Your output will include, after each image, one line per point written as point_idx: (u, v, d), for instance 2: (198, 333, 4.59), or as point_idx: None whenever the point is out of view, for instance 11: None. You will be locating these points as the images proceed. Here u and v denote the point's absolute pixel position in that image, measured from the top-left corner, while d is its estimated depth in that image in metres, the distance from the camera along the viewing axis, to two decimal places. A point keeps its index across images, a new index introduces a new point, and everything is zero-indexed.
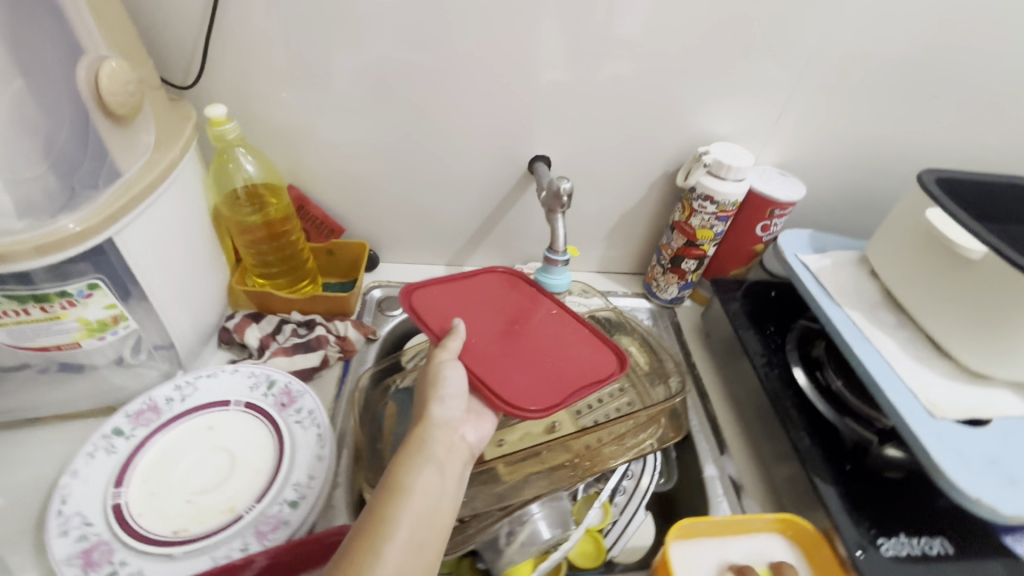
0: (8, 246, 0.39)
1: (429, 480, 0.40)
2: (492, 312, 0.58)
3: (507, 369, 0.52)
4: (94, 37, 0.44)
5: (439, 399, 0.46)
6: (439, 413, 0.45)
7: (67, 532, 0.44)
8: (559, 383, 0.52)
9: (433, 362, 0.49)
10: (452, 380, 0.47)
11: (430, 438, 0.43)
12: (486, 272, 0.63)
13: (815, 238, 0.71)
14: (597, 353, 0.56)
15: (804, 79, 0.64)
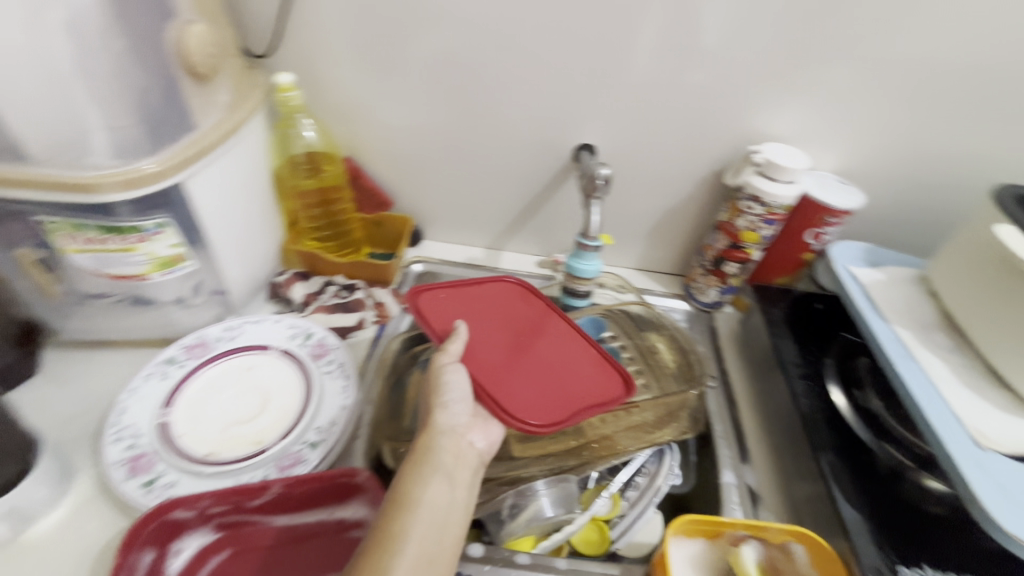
0: (97, 179, 0.45)
1: (437, 490, 0.42)
2: (498, 323, 0.59)
3: (509, 377, 0.53)
4: (185, 4, 0.49)
5: (443, 406, 0.49)
6: (444, 421, 0.48)
7: (119, 440, 0.49)
8: (560, 401, 0.53)
9: (433, 367, 0.51)
10: (455, 386, 0.50)
11: (436, 447, 0.45)
12: (499, 281, 0.64)
13: (871, 252, 0.67)
14: (601, 373, 0.56)
15: (873, 81, 0.60)
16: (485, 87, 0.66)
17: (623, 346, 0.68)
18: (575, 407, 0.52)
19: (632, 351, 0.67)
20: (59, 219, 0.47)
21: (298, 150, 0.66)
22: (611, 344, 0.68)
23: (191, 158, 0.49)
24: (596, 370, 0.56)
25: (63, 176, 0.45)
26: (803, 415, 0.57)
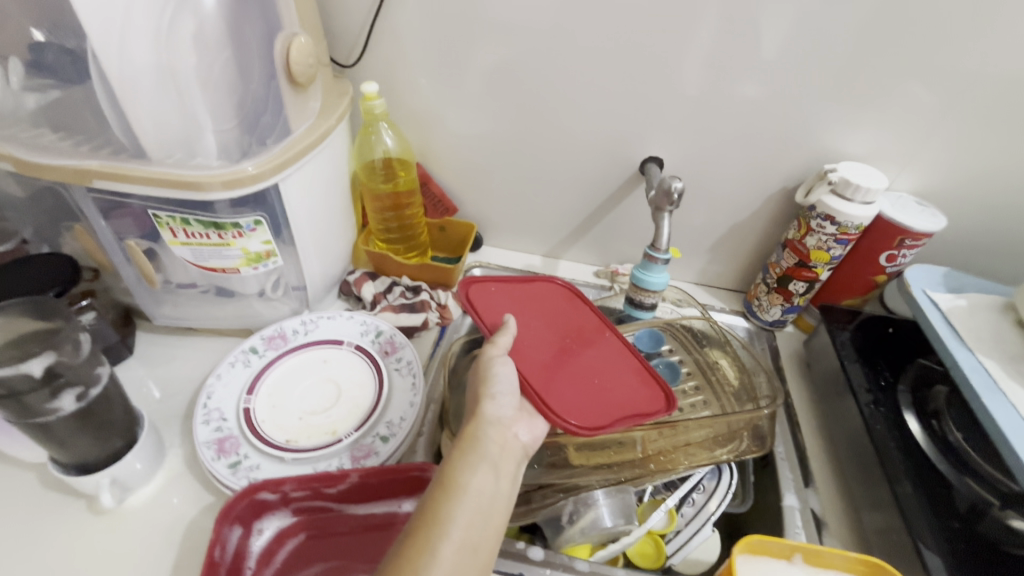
0: (203, 178, 0.48)
1: (483, 479, 0.42)
2: (545, 322, 0.60)
3: (553, 377, 0.54)
4: (291, 18, 0.53)
5: (491, 397, 0.49)
6: (491, 411, 0.48)
7: (208, 422, 0.53)
8: (600, 408, 0.52)
9: (483, 358, 0.52)
10: (502, 378, 0.50)
11: (483, 436, 0.45)
12: (548, 281, 0.65)
13: (950, 276, 0.64)
14: (644, 385, 0.55)
15: (964, 103, 0.58)
16: (555, 100, 0.67)
17: (682, 360, 0.68)
18: (615, 416, 0.52)
19: (690, 365, 0.67)
20: (168, 214, 0.51)
21: (377, 155, 0.70)
22: (669, 358, 0.68)
23: (288, 162, 0.53)
24: (638, 382, 0.55)
25: (176, 174, 0.48)
26: (876, 444, 0.55)
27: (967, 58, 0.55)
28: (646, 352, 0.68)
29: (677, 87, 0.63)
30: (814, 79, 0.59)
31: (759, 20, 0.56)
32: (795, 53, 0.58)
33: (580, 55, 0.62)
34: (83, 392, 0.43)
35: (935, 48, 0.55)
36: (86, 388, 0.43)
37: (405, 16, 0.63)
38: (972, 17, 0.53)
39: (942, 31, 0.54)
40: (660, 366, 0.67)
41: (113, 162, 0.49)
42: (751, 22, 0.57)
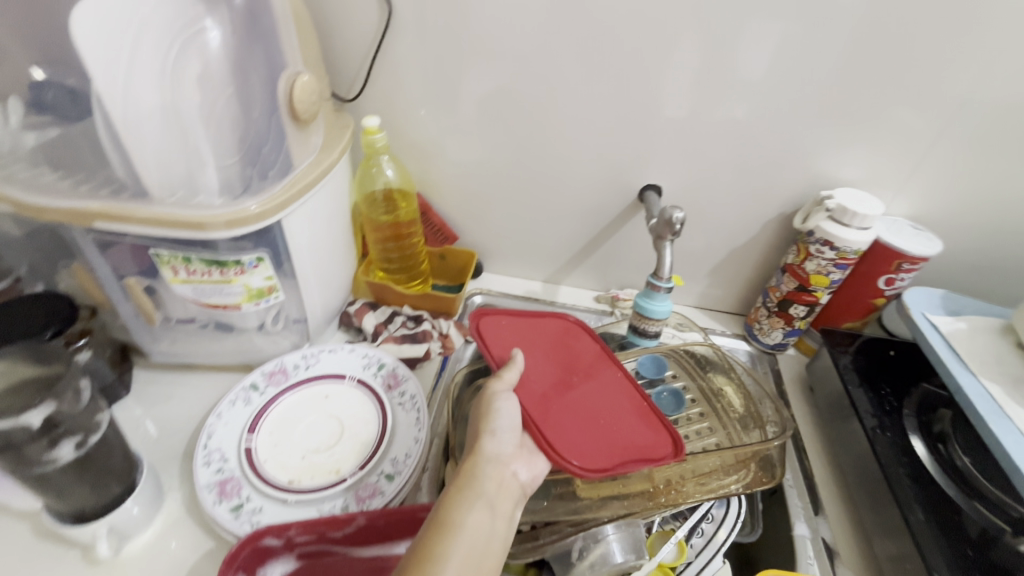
0: (207, 219, 0.48)
1: (478, 518, 0.43)
2: (552, 357, 0.59)
3: (556, 414, 0.53)
4: (295, 56, 0.53)
5: (490, 433, 0.48)
6: (490, 447, 0.47)
7: (208, 463, 0.52)
8: (605, 448, 0.52)
9: (486, 393, 0.52)
10: (504, 414, 0.50)
11: (481, 473, 0.45)
12: (558, 315, 0.65)
13: (948, 299, 0.64)
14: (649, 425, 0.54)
15: (955, 130, 0.59)
16: (555, 131, 0.68)
17: (685, 386, 0.67)
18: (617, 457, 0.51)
19: (695, 392, 0.67)
20: (170, 253, 0.51)
21: (377, 186, 0.70)
22: (673, 384, 0.67)
23: (292, 198, 0.53)
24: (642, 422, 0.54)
25: (179, 215, 0.48)
26: (886, 471, 0.55)
27: (957, 88, 0.57)
28: (650, 379, 0.67)
29: (676, 116, 0.64)
30: (809, 108, 0.61)
31: (755, 52, 0.58)
32: (790, 83, 0.59)
33: (579, 87, 0.63)
34: (82, 440, 0.41)
35: (926, 77, 0.57)
36: (85, 436, 0.42)
37: (407, 50, 0.64)
38: (961, 48, 0.54)
39: (932, 61, 0.55)
40: (665, 394, 0.66)
41: (113, 203, 0.49)
42: (746, 55, 0.58)
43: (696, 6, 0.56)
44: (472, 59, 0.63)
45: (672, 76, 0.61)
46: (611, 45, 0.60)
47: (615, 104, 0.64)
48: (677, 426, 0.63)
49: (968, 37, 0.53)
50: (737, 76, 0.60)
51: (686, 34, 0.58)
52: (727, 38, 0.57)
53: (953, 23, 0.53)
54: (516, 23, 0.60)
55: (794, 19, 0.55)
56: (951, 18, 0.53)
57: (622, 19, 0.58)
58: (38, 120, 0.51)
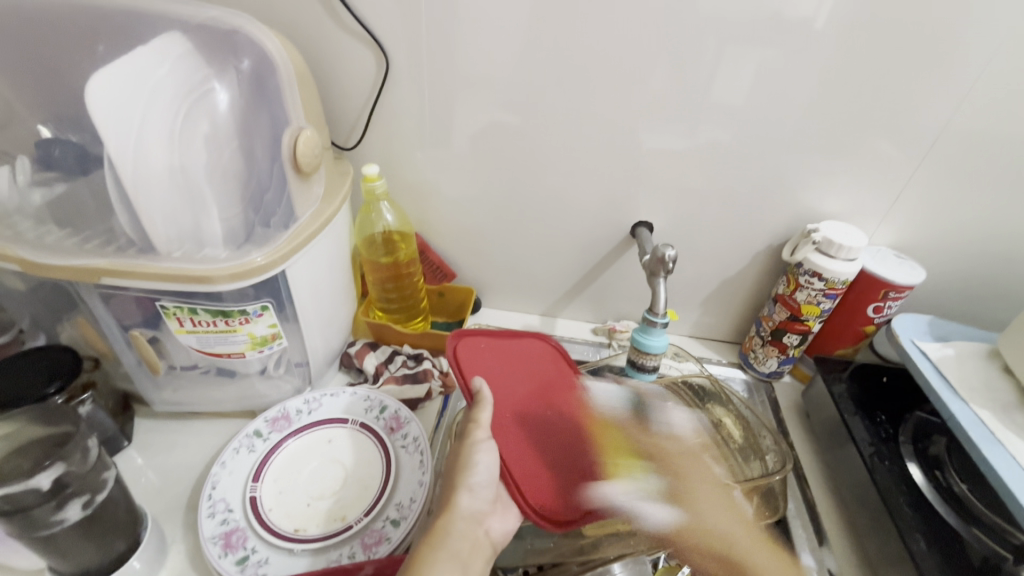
0: (213, 271, 0.48)
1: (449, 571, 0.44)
2: (525, 388, 0.63)
3: (524, 460, 0.57)
4: (298, 111, 0.55)
5: (468, 489, 0.51)
6: (466, 502, 0.50)
7: (213, 514, 0.52)
8: (566, 494, 0.56)
9: (467, 442, 0.53)
10: (482, 470, 0.52)
11: (451, 531, 0.48)
12: (537, 340, 0.68)
13: (934, 325, 0.66)
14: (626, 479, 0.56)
15: (929, 162, 0.63)
16: (547, 170, 0.70)
17: (688, 415, 0.66)
18: (576, 504, 0.56)
19: (697, 421, 0.66)
20: (175, 304, 0.52)
21: (376, 228, 0.72)
22: (676, 412, 0.66)
23: (295, 249, 0.53)
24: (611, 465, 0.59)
25: (185, 270, 0.48)
26: (886, 501, 0.56)
27: (926, 123, 0.60)
28: (651, 409, 0.67)
29: (663, 155, 0.66)
30: (790, 144, 0.64)
31: (735, 94, 0.61)
32: (771, 122, 0.62)
33: (569, 129, 0.66)
34: (88, 499, 0.42)
35: (896, 115, 0.60)
36: (91, 494, 0.42)
37: (403, 99, 0.67)
38: (927, 88, 0.58)
39: (901, 100, 0.59)
40: (667, 422, 0.65)
41: (121, 261, 0.49)
42: (728, 99, 0.61)
43: (678, 55, 0.59)
44: (467, 106, 0.66)
45: (658, 118, 0.64)
46: (598, 91, 0.63)
47: (605, 144, 0.67)
48: (682, 457, 0.61)
49: (933, 78, 0.57)
50: (719, 117, 0.63)
51: (669, 79, 0.61)
52: (709, 83, 0.60)
53: (918, 66, 0.56)
54: (507, 72, 0.63)
55: (769, 67, 0.59)
56: (916, 62, 0.56)
57: (608, 67, 0.61)
58: (47, 177, 0.52)
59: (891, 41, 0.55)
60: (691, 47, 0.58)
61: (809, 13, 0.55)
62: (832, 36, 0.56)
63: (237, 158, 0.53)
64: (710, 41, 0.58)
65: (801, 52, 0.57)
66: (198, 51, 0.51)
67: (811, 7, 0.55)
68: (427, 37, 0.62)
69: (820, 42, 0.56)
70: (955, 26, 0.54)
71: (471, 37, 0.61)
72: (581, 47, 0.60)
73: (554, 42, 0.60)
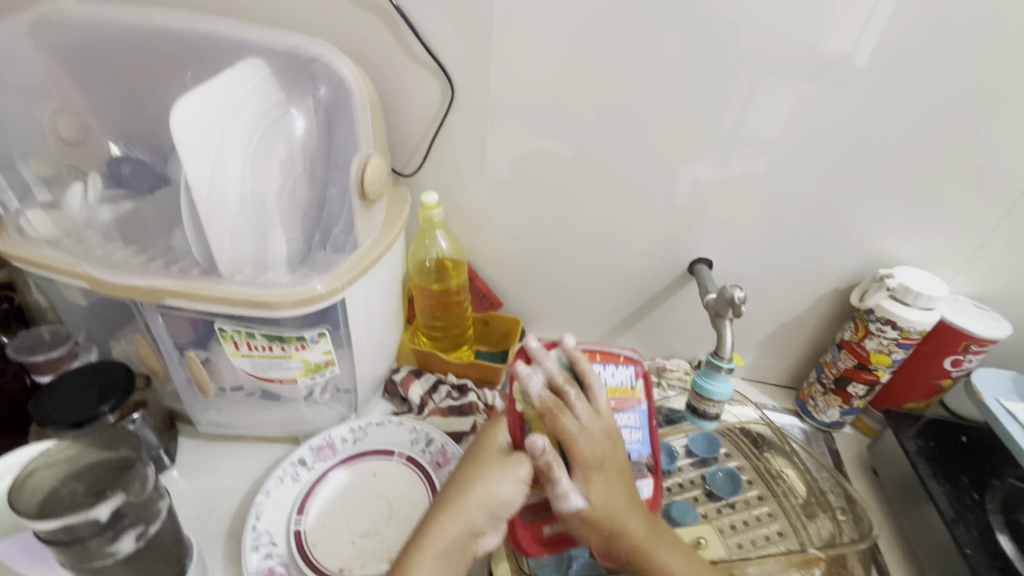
0: (275, 297, 0.47)
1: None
2: None
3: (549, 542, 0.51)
4: (367, 138, 0.54)
5: (487, 511, 0.46)
6: (479, 520, 0.45)
7: (258, 548, 0.51)
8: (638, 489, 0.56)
9: (506, 462, 0.47)
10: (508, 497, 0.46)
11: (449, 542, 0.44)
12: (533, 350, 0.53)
13: (1019, 382, 0.61)
14: (613, 530, 0.46)
15: (1005, 202, 0.59)
16: (595, 198, 0.68)
17: (741, 466, 0.63)
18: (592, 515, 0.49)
19: (752, 472, 0.63)
20: (234, 328, 0.51)
21: (429, 256, 0.71)
22: (727, 464, 0.64)
23: (355, 278, 0.52)
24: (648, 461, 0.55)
25: (248, 294, 0.47)
26: (976, 574, 0.51)
27: (995, 162, 0.57)
28: (702, 458, 0.64)
29: (712, 188, 0.65)
30: (850, 184, 0.61)
31: (780, 131, 0.59)
32: (843, 162, 0.60)
33: (615, 158, 0.65)
34: (142, 530, 0.41)
35: (961, 154, 0.57)
36: (145, 526, 0.42)
37: (451, 126, 0.66)
38: (1016, 132, 0.55)
39: (988, 144, 0.56)
40: (720, 474, 0.62)
41: (187, 281, 0.48)
42: (798, 136, 0.59)
43: (748, 92, 0.57)
44: (511, 132, 0.65)
45: (710, 150, 0.62)
46: (662, 126, 0.61)
47: (654, 174, 0.65)
48: (734, 510, 0.59)
49: (996, 117, 0.54)
50: (770, 152, 0.61)
51: (721, 111, 0.59)
52: (765, 117, 0.59)
53: (979, 103, 0.54)
54: (551, 99, 0.62)
55: (844, 106, 0.56)
56: (977, 99, 0.54)
57: (654, 96, 0.59)
58: (116, 194, 0.53)
59: (952, 79, 0.53)
60: (740, 82, 0.57)
61: (854, 44, 0.53)
62: (885, 74, 0.54)
63: (302, 182, 0.54)
64: (756, 74, 0.56)
65: (856, 91, 0.55)
66: (277, 76, 0.52)
67: (849, 43, 0.53)
68: (472, 63, 0.61)
69: (875, 80, 0.55)
70: (1012, 63, 0.52)
71: (515, 64, 0.60)
72: (637, 76, 0.59)
73: (598, 70, 0.59)
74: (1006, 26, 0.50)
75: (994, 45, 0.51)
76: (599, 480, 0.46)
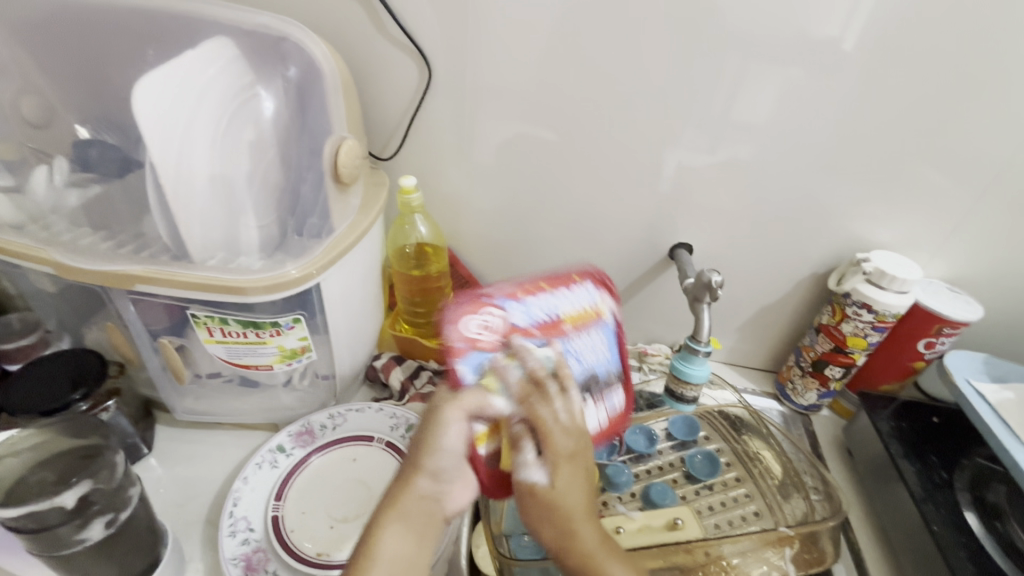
0: (247, 282, 0.47)
1: (396, 544, 0.43)
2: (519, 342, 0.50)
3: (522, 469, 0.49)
4: (341, 120, 0.53)
5: (431, 474, 0.45)
6: (426, 486, 0.45)
7: (235, 534, 0.51)
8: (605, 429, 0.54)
9: (436, 417, 0.46)
10: (451, 444, 0.45)
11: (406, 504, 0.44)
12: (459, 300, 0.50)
13: (990, 364, 0.62)
14: (571, 543, 0.45)
15: (980, 186, 0.59)
16: (576, 183, 0.68)
17: (719, 449, 0.64)
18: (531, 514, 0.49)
19: (729, 455, 0.63)
20: (207, 314, 0.50)
21: (409, 241, 0.71)
22: (706, 446, 0.64)
23: (330, 263, 0.51)
24: (617, 373, 0.54)
25: (220, 278, 0.47)
26: (943, 551, 0.52)
27: (975, 148, 0.57)
28: (681, 441, 0.64)
29: (694, 172, 0.64)
30: (831, 168, 0.61)
31: (760, 115, 0.59)
32: (821, 146, 0.60)
33: (599, 143, 0.64)
34: (112, 517, 0.41)
35: (941, 140, 0.57)
36: (115, 513, 0.41)
37: (430, 109, 0.65)
38: (992, 116, 0.55)
39: (965, 128, 0.56)
40: (698, 457, 0.62)
41: (156, 267, 0.47)
42: (777, 120, 0.59)
43: (727, 75, 0.57)
44: (491, 115, 0.64)
45: (691, 134, 0.62)
46: (642, 110, 0.61)
47: (635, 159, 0.64)
48: (711, 492, 0.59)
49: (972, 100, 0.54)
50: (750, 136, 0.60)
51: (702, 95, 0.59)
52: (745, 101, 0.58)
53: (962, 89, 0.54)
54: (534, 83, 0.61)
55: (822, 89, 0.56)
56: (960, 85, 0.54)
57: (638, 81, 0.59)
58: (84, 178, 0.52)
59: (930, 62, 0.53)
60: (720, 65, 0.57)
61: (837, 29, 0.53)
62: (870, 59, 0.54)
63: (274, 166, 0.53)
64: (744, 59, 0.56)
65: (835, 75, 0.55)
66: (246, 57, 0.51)
67: (838, 27, 0.53)
68: (450, 45, 0.60)
69: (855, 63, 0.54)
70: (990, 47, 0.52)
71: (498, 46, 0.59)
72: (617, 59, 0.58)
73: (583, 54, 0.58)
74: (989, 10, 0.50)
75: (979, 30, 0.51)
76: (560, 436, 0.47)
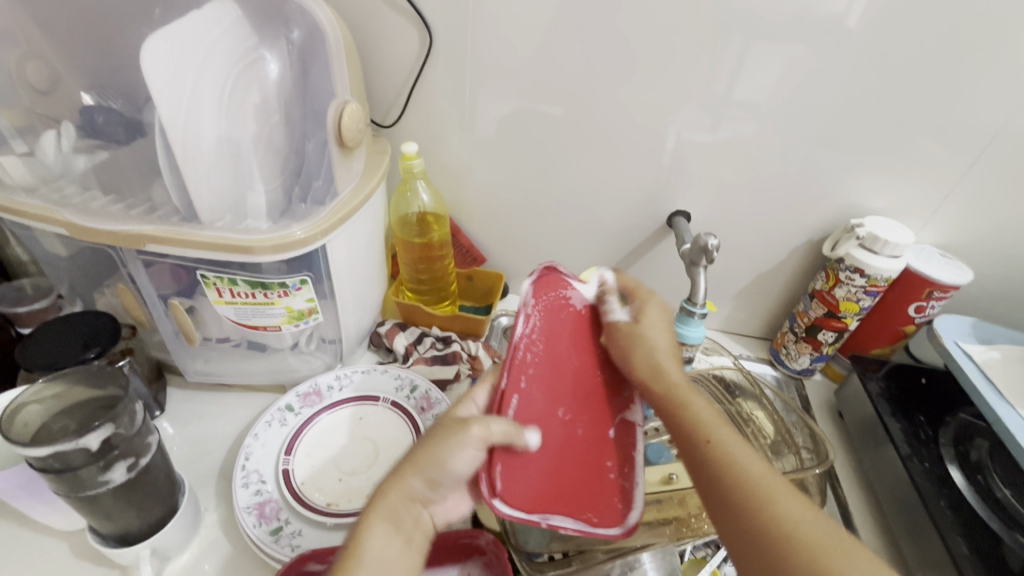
0: (253, 242, 0.48)
1: (384, 544, 0.38)
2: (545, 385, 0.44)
3: (527, 486, 0.41)
4: (343, 84, 0.54)
5: (430, 480, 0.41)
6: (419, 489, 0.41)
7: (248, 485, 0.53)
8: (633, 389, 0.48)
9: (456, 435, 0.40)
10: (457, 465, 0.41)
11: (400, 504, 0.40)
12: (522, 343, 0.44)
13: (979, 327, 0.64)
14: (647, 349, 0.44)
15: (973, 154, 0.60)
16: (574, 153, 0.69)
17: None
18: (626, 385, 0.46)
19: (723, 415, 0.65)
20: (215, 275, 0.52)
21: (412, 209, 0.72)
22: None
23: (334, 226, 0.52)
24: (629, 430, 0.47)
25: (227, 239, 0.48)
26: (926, 503, 0.55)
27: (972, 120, 0.58)
28: None
29: (692, 144, 0.65)
30: (829, 138, 0.62)
31: (758, 84, 0.59)
32: (817, 115, 0.60)
33: (600, 112, 0.64)
34: (133, 463, 0.43)
35: (939, 111, 0.58)
36: (136, 459, 0.43)
37: (431, 78, 0.66)
38: (988, 86, 0.55)
39: (960, 97, 0.57)
40: None
41: (167, 227, 0.49)
42: (774, 90, 0.59)
43: (726, 45, 0.57)
44: (491, 85, 0.65)
45: (690, 105, 0.62)
46: (642, 80, 0.61)
47: (634, 129, 0.65)
48: None
49: (967, 71, 0.55)
50: (747, 104, 0.61)
51: (700, 66, 0.59)
52: (741, 70, 0.59)
53: (962, 63, 0.55)
54: (535, 52, 0.61)
55: (819, 58, 0.57)
56: (959, 57, 0.54)
57: (640, 52, 0.59)
58: (90, 144, 0.53)
59: (927, 33, 0.54)
60: (718, 35, 0.57)
61: (842, 5, 0.53)
62: (871, 33, 0.54)
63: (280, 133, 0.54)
64: (747, 34, 0.56)
65: (833, 43, 0.56)
66: (248, 19, 0.51)
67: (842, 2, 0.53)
68: (452, 14, 0.61)
69: (852, 33, 0.55)
70: (986, 18, 0.52)
71: (501, 17, 0.60)
72: (619, 28, 0.58)
73: (586, 27, 0.59)
74: None
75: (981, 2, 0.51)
76: (654, 310, 0.47)
